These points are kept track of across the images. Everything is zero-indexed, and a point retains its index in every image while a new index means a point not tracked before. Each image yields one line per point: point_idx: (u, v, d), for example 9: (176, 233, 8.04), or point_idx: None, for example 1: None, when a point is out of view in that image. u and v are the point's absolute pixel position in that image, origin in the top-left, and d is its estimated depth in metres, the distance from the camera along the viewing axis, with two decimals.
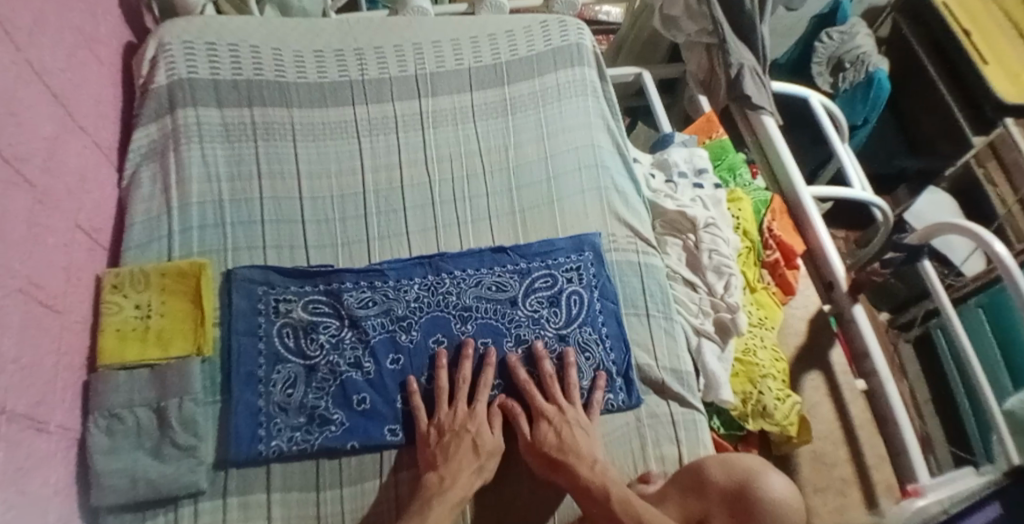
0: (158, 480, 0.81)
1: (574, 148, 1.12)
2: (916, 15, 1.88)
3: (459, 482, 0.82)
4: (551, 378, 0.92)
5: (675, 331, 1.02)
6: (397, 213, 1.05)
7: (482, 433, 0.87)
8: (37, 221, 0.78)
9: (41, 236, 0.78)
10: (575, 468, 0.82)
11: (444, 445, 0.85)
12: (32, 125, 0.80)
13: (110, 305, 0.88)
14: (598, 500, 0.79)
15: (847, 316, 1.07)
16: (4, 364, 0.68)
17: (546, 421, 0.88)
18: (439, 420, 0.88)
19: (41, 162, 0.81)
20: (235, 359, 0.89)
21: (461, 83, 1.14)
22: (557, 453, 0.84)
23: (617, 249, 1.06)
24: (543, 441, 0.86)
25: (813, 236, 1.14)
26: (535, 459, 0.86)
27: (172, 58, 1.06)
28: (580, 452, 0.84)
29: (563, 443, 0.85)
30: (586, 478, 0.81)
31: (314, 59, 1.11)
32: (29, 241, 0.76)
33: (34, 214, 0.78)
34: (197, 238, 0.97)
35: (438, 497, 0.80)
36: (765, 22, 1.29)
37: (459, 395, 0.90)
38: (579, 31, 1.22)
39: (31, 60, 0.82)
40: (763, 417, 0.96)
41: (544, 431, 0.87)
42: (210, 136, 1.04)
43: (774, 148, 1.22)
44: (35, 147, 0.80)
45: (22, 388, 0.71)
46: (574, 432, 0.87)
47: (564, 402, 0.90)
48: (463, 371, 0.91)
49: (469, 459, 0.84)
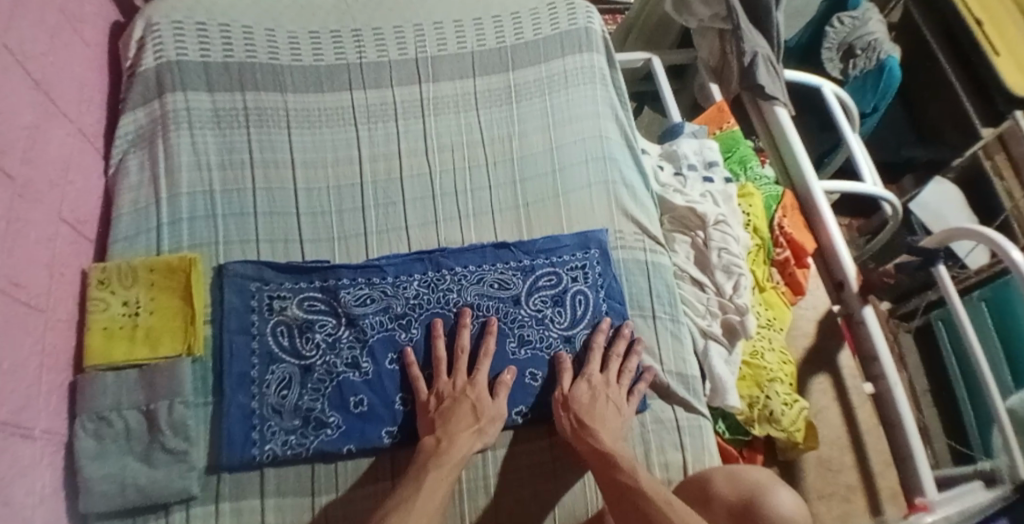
0: (149, 487, 0.79)
1: (581, 139, 1.08)
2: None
3: (457, 443, 0.81)
4: (615, 354, 0.93)
5: (682, 334, 0.99)
6: (395, 205, 1.00)
7: (482, 400, 0.86)
8: (18, 216, 0.74)
9: (23, 231, 0.74)
10: (597, 434, 0.83)
11: (443, 411, 0.84)
12: (11, 113, 0.75)
13: (96, 302, 0.85)
14: (618, 466, 0.78)
15: (858, 318, 1.05)
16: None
17: (589, 383, 0.89)
18: (439, 388, 0.87)
19: (23, 152, 0.77)
20: (227, 359, 0.86)
21: (463, 68, 1.09)
22: (584, 417, 0.85)
23: (624, 247, 1.03)
24: (576, 399, 0.87)
25: (824, 236, 1.11)
26: (562, 416, 0.87)
27: (160, 39, 1.00)
28: (603, 424, 0.85)
29: (593, 407, 0.86)
30: (607, 447, 0.81)
31: (310, 41, 1.06)
32: (10, 238, 0.72)
33: (15, 210, 0.73)
34: (187, 230, 0.93)
35: (435, 459, 0.79)
36: (780, 8, 1.23)
37: (458, 366, 0.88)
38: (588, 14, 1.16)
39: (10, 45, 0.77)
40: (770, 423, 0.94)
41: (581, 390, 0.88)
42: (201, 122, 0.99)
43: (786, 140, 1.17)
44: (15, 136, 0.75)
45: (6, 395, 0.67)
46: (608, 405, 0.87)
47: (614, 380, 0.90)
48: (461, 341, 0.90)
49: (468, 421, 0.83)
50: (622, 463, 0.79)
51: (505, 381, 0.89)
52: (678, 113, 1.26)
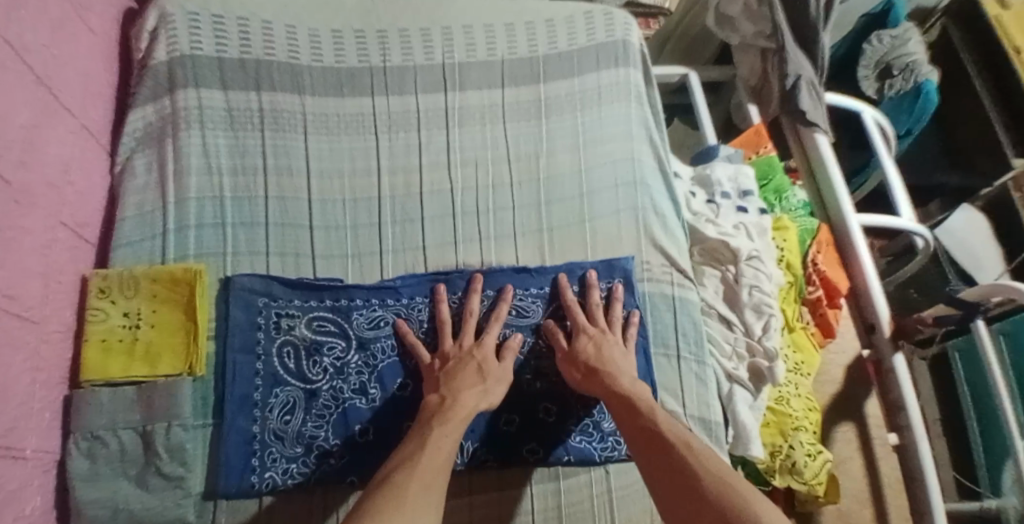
0: (142, 513, 0.76)
1: (612, 161, 1.02)
2: (966, 18, 1.72)
3: (461, 400, 0.78)
4: (597, 305, 0.92)
5: (707, 376, 0.95)
6: (414, 223, 0.95)
7: (488, 360, 0.84)
8: (12, 225, 0.69)
9: (18, 240, 0.70)
10: (613, 376, 0.82)
11: (448, 370, 0.82)
12: (7, 113, 0.70)
13: (94, 313, 0.81)
14: (639, 410, 0.77)
15: (886, 365, 1.00)
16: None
17: (587, 334, 0.87)
18: (444, 350, 0.85)
19: (18, 154, 0.72)
20: (229, 380, 0.82)
21: (493, 77, 1.03)
22: (594, 362, 0.84)
23: (650, 279, 0.98)
24: (581, 352, 0.86)
25: (858, 275, 1.05)
26: (569, 370, 0.85)
27: (174, 30, 0.94)
28: (616, 367, 0.84)
29: (602, 355, 0.85)
30: (626, 390, 0.80)
31: (331, 40, 1.00)
32: (4, 249, 0.67)
33: (10, 217, 0.69)
34: (194, 239, 0.89)
35: (440, 415, 0.77)
36: (829, 30, 1.16)
37: (467, 328, 0.87)
38: (627, 25, 1.08)
39: (9, 38, 0.72)
40: (791, 474, 0.90)
41: (584, 344, 0.86)
42: (213, 122, 0.94)
43: (824, 171, 1.11)
44: (12, 137, 0.71)
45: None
46: (613, 348, 0.87)
47: (607, 328, 0.90)
48: (471, 305, 0.89)
49: (474, 380, 0.81)
50: (641, 406, 0.78)
51: (511, 345, 0.87)
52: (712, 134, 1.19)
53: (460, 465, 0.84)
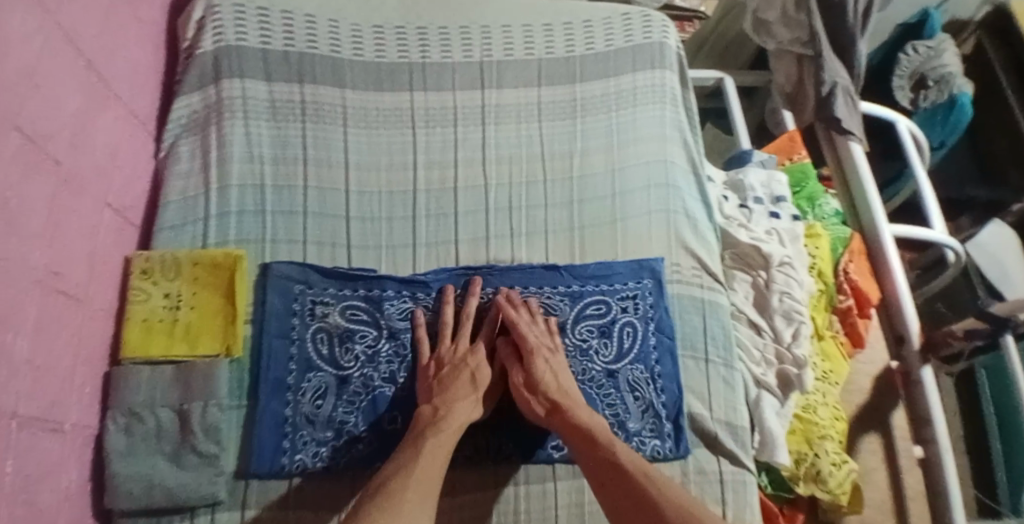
0: (176, 489, 0.78)
1: (646, 162, 1.02)
2: (1004, 34, 1.70)
3: (455, 411, 0.79)
4: (534, 320, 0.89)
5: (735, 381, 0.94)
6: (448, 217, 0.97)
7: (482, 368, 0.85)
8: (57, 205, 0.72)
9: (63, 220, 0.73)
10: (571, 409, 0.81)
11: (443, 377, 0.83)
12: (59, 96, 0.74)
13: (138, 292, 0.84)
14: (597, 441, 0.77)
15: (913, 377, 0.99)
16: (18, 367, 0.64)
17: (545, 359, 0.85)
18: (440, 353, 0.86)
19: (69, 138, 0.75)
20: (265, 364, 0.84)
21: (530, 76, 1.04)
22: (556, 397, 0.82)
23: (680, 281, 0.97)
24: (541, 381, 0.83)
25: (889, 283, 1.04)
26: (532, 404, 0.83)
27: (220, 23, 0.97)
28: (577, 400, 0.83)
29: (562, 387, 0.83)
30: (585, 421, 0.79)
31: (373, 36, 1.01)
32: (49, 228, 0.70)
33: (56, 197, 0.72)
34: (235, 226, 0.91)
35: (433, 427, 0.77)
36: (866, 38, 1.15)
37: (463, 331, 0.89)
38: (664, 28, 1.09)
39: (64, 25, 0.75)
40: (816, 483, 0.89)
41: (546, 374, 0.83)
42: (256, 113, 0.96)
43: (858, 179, 1.10)
44: (62, 123, 0.74)
45: (35, 390, 0.67)
46: (566, 371, 0.86)
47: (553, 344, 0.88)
48: (469, 307, 0.90)
49: (467, 390, 0.82)
50: (599, 438, 0.78)
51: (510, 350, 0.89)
52: (747, 137, 1.18)
53: (492, 458, 0.86)
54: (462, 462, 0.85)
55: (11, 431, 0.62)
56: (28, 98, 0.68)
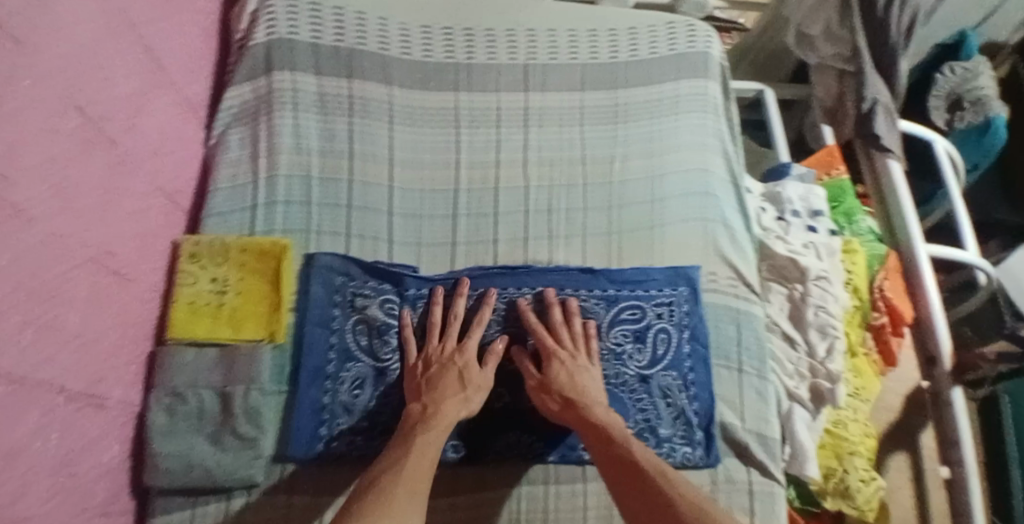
0: (214, 470, 0.80)
1: (686, 170, 1.02)
2: None
3: (443, 409, 0.79)
4: (558, 324, 0.90)
5: (767, 393, 0.93)
6: (487, 217, 0.98)
7: (469, 367, 0.84)
8: (112, 186, 0.75)
9: (117, 201, 0.76)
10: (589, 406, 0.82)
11: (430, 377, 0.83)
12: (117, 79, 0.76)
13: (185, 276, 0.86)
14: (611, 437, 0.78)
15: (943, 398, 0.99)
16: (66, 341, 0.66)
17: (559, 361, 0.86)
18: (427, 353, 0.86)
19: (125, 121, 0.78)
20: (306, 351, 0.86)
21: (573, 80, 1.05)
22: (569, 394, 0.83)
23: (716, 290, 0.98)
24: (554, 380, 0.84)
25: (922, 303, 1.04)
26: (546, 400, 0.84)
27: (274, 16, 1.00)
28: (591, 397, 0.83)
29: (576, 384, 0.84)
30: (599, 418, 0.80)
31: (421, 35, 1.03)
32: (103, 209, 0.73)
33: (111, 177, 0.75)
34: (281, 215, 0.93)
35: (423, 423, 0.78)
36: (908, 55, 1.12)
37: (449, 331, 0.88)
38: (708, 38, 1.09)
39: (126, 11, 0.78)
40: (844, 498, 0.89)
41: (558, 372, 0.85)
42: (305, 105, 0.98)
43: (897, 199, 1.10)
44: (120, 105, 0.77)
45: (81, 365, 0.69)
46: (584, 374, 0.86)
47: (580, 348, 0.89)
48: (456, 308, 0.89)
49: (454, 389, 0.82)
50: (614, 435, 0.78)
51: (494, 349, 0.87)
52: (786, 152, 1.20)
53: (527, 457, 0.86)
54: (494, 458, 0.86)
55: (57, 403, 0.64)
56: (88, 79, 0.70)
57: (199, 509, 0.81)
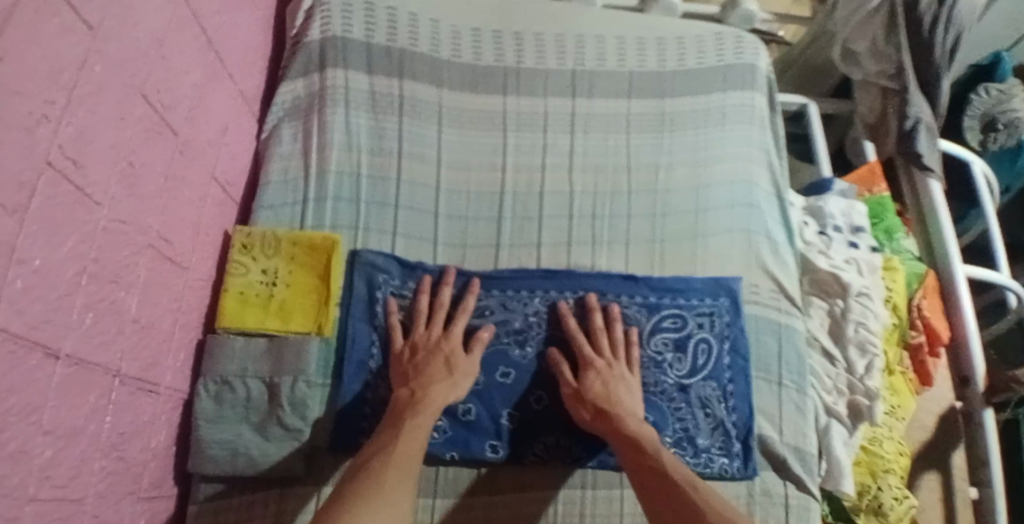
0: (258, 458, 0.81)
1: (730, 182, 1.02)
2: None
3: (432, 393, 0.81)
4: (600, 329, 0.91)
5: (806, 407, 0.94)
6: (532, 220, 0.99)
7: (456, 353, 0.85)
8: (172, 175, 0.76)
9: (176, 190, 0.77)
10: (622, 417, 0.82)
11: (417, 363, 0.84)
12: (181, 69, 0.77)
13: (237, 266, 0.87)
14: (643, 449, 0.79)
15: (976, 419, 1.00)
16: (124, 325, 0.67)
17: (594, 370, 0.86)
18: (414, 339, 0.87)
19: (186, 111, 0.79)
20: (349, 346, 0.88)
21: (620, 87, 1.06)
22: (601, 403, 0.83)
23: (757, 302, 0.98)
24: (588, 389, 0.85)
25: (958, 324, 1.04)
26: (578, 408, 0.85)
27: (328, 13, 1.01)
28: (624, 406, 0.83)
29: (610, 394, 0.84)
30: (631, 430, 0.81)
31: (471, 38, 1.04)
32: (164, 197, 0.74)
33: (172, 166, 0.76)
34: (330, 211, 0.94)
35: (412, 408, 0.79)
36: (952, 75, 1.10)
37: (436, 319, 0.89)
38: (755, 50, 1.09)
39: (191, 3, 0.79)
40: (876, 515, 0.92)
41: (592, 380, 0.85)
42: (357, 102, 0.99)
43: (936, 219, 1.10)
44: (183, 95, 0.78)
45: (136, 349, 0.70)
46: (619, 385, 0.86)
47: (620, 355, 0.89)
48: (443, 297, 0.90)
49: (443, 374, 0.83)
50: (646, 448, 0.79)
51: (481, 337, 0.88)
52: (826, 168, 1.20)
53: (565, 460, 0.87)
54: (533, 460, 0.87)
55: (113, 387, 0.66)
56: (156, 68, 0.71)
57: (242, 496, 0.83)
